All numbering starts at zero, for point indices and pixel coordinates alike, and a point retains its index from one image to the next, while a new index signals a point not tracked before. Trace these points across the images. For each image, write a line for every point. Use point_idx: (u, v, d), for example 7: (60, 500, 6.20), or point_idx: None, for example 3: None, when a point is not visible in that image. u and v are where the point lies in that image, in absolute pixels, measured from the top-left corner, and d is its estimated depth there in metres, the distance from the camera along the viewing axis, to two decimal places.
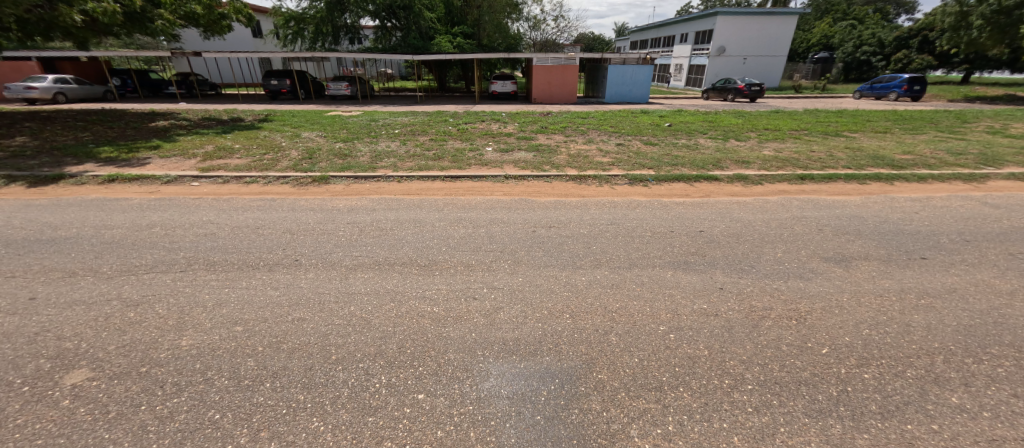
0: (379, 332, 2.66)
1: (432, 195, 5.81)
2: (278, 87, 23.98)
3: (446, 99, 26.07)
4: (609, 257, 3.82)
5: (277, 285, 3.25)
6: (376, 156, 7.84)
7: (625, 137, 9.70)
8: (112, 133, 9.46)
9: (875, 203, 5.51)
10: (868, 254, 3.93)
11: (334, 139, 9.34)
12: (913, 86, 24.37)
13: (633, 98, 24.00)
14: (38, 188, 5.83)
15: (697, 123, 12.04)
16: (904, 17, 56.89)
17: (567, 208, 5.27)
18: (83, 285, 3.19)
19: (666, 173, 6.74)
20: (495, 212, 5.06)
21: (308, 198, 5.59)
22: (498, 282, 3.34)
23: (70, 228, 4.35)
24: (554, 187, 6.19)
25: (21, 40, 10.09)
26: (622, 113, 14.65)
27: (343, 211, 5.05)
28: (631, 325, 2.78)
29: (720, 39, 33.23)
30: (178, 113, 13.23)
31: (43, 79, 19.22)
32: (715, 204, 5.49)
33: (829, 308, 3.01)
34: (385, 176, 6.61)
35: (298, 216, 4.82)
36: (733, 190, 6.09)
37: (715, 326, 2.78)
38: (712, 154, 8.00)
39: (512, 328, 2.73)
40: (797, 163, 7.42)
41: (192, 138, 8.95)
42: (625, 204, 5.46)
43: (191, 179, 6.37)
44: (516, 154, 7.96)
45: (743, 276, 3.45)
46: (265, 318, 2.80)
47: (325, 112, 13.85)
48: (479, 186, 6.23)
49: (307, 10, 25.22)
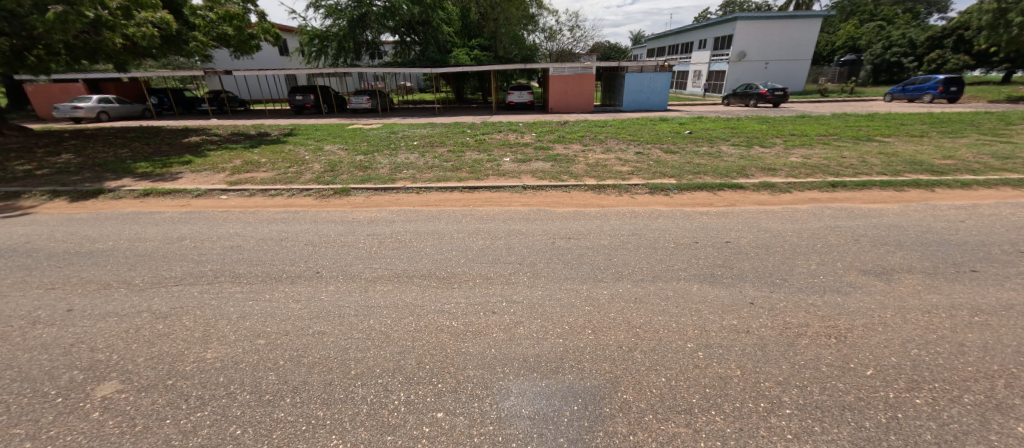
0: (398, 346, 2.64)
1: (452, 206, 5.84)
2: (302, 102, 24.95)
3: (463, 110, 26.45)
4: (631, 270, 3.69)
5: (299, 298, 3.29)
6: (395, 168, 7.94)
7: (644, 145, 9.53)
8: (147, 149, 9.94)
9: (915, 211, 5.21)
10: (911, 266, 3.67)
11: (355, 152, 9.54)
12: (949, 87, 23.29)
13: (650, 106, 23.83)
14: (79, 202, 6.16)
15: (719, 130, 11.69)
16: (935, 17, 55.07)
17: (587, 218, 5.20)
18: (116, 297, 3.31)
19: (688, 182, 6.57)
20: (514, 223, 5.02)
21: (330, 210, 5.69)
22: (517, 295, 3.28)
23: (107, 241, 4.54)
24: (573, 197, 6.12)
25: (67, 63, 10.75)
26: (641, 121, 14.45)
27: (363, 222, 5.11)
28: (657, 342, 2.67)
29: (740, 45, 32.73)
30: (209, 128, 13.82)
31: (88, 99, 20.66)
32: (741, 214, 5.29)
33: (871, 325, 2.81)
34: (404, 188, 6.67)
35: (320, 228, 4.91)
36: (760, 199, 5.87)
37: (747, 344, 2.62)
38: (736, 162, 7.78)
39: (532, 343, 2.66)
40: (827, 170, 7.12)
41: (221, 153, 9.27)
42: (646, 214, 5.31)
43: (219, 192, 6.58)
44: (534, 164, 7.93)
45: (775, 290, 3.28)
46: (287, 331, 2.83)
47: (346, 126, 14.19)
48: (497, 196, 6.22)
49: (330, 28, 26.27)
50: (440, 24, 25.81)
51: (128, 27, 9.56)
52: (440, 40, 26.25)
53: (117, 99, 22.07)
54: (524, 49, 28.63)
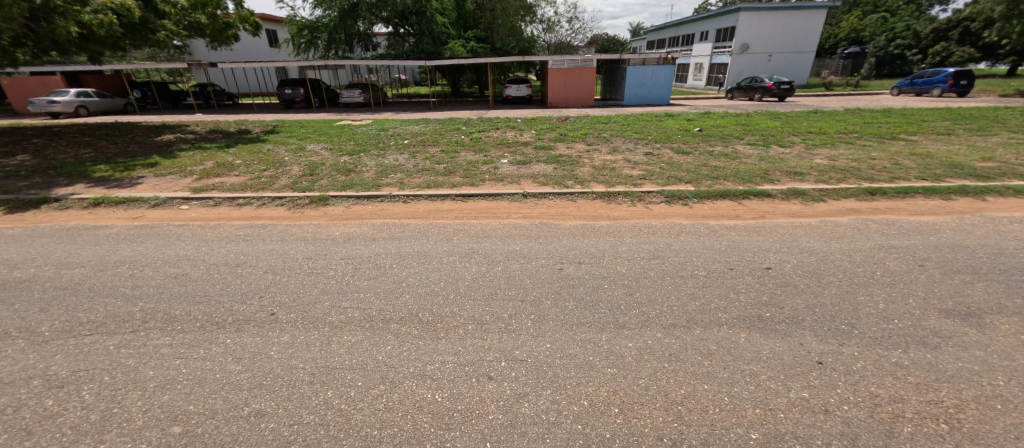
0: (359, 439, 1.93)
1: (442, 219, 5.13)
2: (292, 96, 23.98)
3: (458, 104, 25.53)
4: (660, 310, 2.98)
5: (241, 355, 2.56)
6: (381, 171, 7.20)
7: (653, 144, 8.82)
8: (113, 148, 9.12)
9: (974, 225, 4.53)
10: (1001, 306, 2.99)
11: (340, 152, 8.77)
12: (960, 81, 22.76)
13: (652, 100, 23.06)
14: (17, 214, 5.39)
15: (731, 127, 10.95)
16: (938, 10, 54.74)
17: (598, 234, 4.51)
18: (6, 355, 2.57)
19: (708, 188, 5.86)
20: (514, 242, 4.31)
21: (303, 224, 4.97)
22: (519, 351, 2.57)
23: (28, 268, 3.80)
24: (581, 207, 5.41)
25: (23, 55, 9.85)
26: (646, 116, 13.71)
27: (338, 241, 4.40)
28: (710, 429, 1.97)
29: (743, 37, 31.92)
30: (187, 124, 12.94)
31: (65, 93, 19.85)
32: (774, 230, 4.60)
33: (988, 400, 2.12)
34: (390, 196, 5.93)
35: (287, 250, 4.18)
36: (792, 210, 5.19)
37: (834, 434, 1.93)
38: (757, 164, 7.07)
39: (542, 433, 1.95)
40: (859, 174, 6.43)
41: (193, 153, 8.48)
42: (666, 230, 4.63)
43: (180, 201, 5.82)
44: (534, 167, 7.19)
45: (847, 343, 2.59)
46: (214, 411, 2.12)
47: (335, 122, 13.37)
48: (494, 206, 5.51)
49: (320, 18, 25.34)
50: (434, 15, 24.86)
51: (82, 14, 8.58)
52: (434, 32, 25.33)
53: (98, 93, 21.41)
54: (521, 41, 27.70)
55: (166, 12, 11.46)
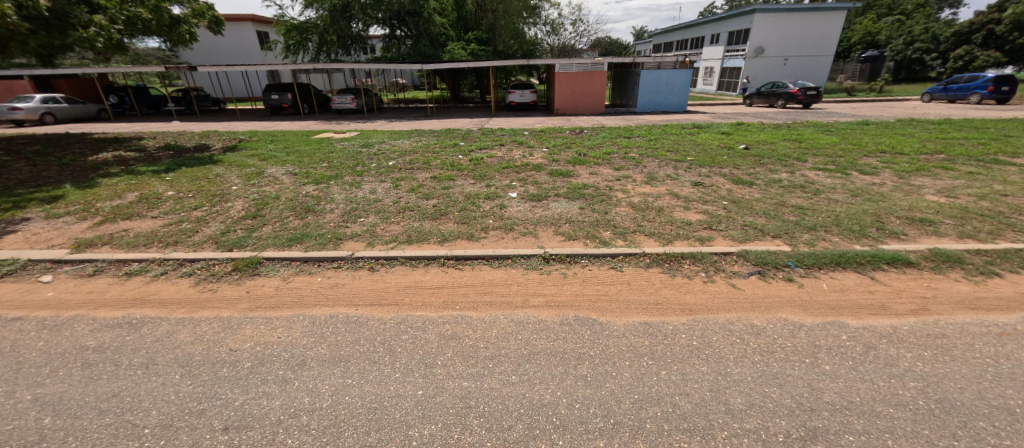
0: None
1: (422, 308, 3.32)
2: (279, 101, 22.23)
3: (458, 111, 23.80)
4: None
5: None
6: (349, 210, 5.41)
7: (697, 170, 7.03)
8: (24, 172, 7.35)
9: None
10: None
11: (304, 178, 6.98)
12: (1000, 87, 20.96)
13: (668, 107, 21.31)
14: None
15: (781, 143, 9.16)
16: (948, 13, 53.56)
17: (682, 359, 2.63)
18: None
19: (813, 251, 4.01)
20: (541, 380, 2.45)
21: (202, 323, 3.13)
22: None
23: None
24: (633, 285, 3.57)
25: None
26: (672, 128, 11.93)
27: (236, 373, 2.54)
28: None
29: (759, 40, 30.21)
30: (141, 138, 11.18)
31: (29, 99, 18.21)
32: (977, 344, 2.72)
33: None
34: (351, 259, 4.10)
35: (134, 398, 2.32)
36: (965, 295, 3.32)
37: None
38: (853, 203, 5.25)
39: None
40: (1010, 222, 4.59)
41: (117, 181, 6.70)
42: (791, 345, 2.77)
43: (46, 267, 4.02)
44: (552, 206, 5.39)
45: None
46: None
47: (313, 135, 11.62)
48: (503, 281, 3.69)
49: (311, 19, 23.79)
50: (432, 15, 23.28)
51: None
52: (432, 33, 23.70)
53: (67, 99, 19.75)
54: (525, 43, 26.05)
55: (98, 6, 9.49)
